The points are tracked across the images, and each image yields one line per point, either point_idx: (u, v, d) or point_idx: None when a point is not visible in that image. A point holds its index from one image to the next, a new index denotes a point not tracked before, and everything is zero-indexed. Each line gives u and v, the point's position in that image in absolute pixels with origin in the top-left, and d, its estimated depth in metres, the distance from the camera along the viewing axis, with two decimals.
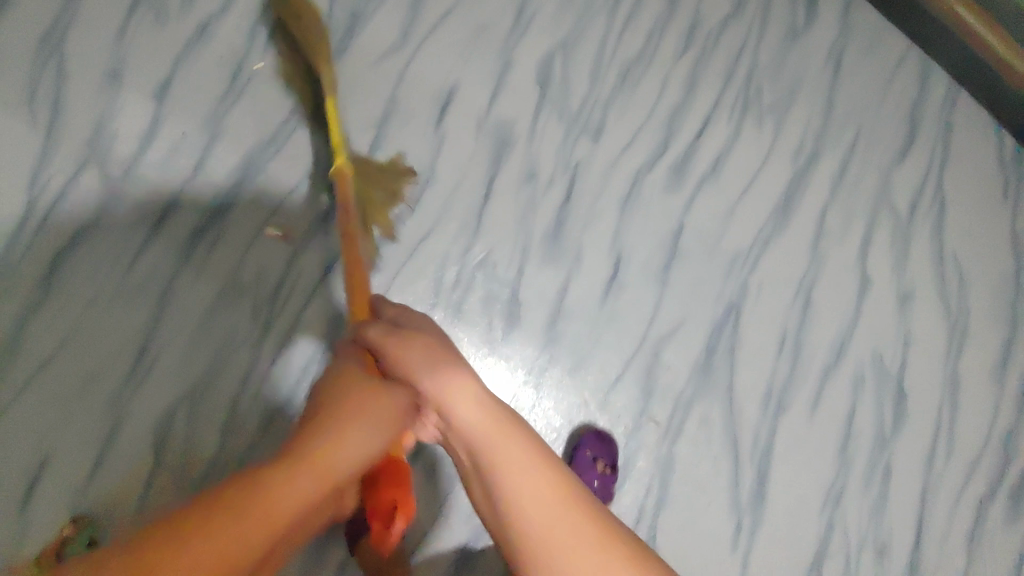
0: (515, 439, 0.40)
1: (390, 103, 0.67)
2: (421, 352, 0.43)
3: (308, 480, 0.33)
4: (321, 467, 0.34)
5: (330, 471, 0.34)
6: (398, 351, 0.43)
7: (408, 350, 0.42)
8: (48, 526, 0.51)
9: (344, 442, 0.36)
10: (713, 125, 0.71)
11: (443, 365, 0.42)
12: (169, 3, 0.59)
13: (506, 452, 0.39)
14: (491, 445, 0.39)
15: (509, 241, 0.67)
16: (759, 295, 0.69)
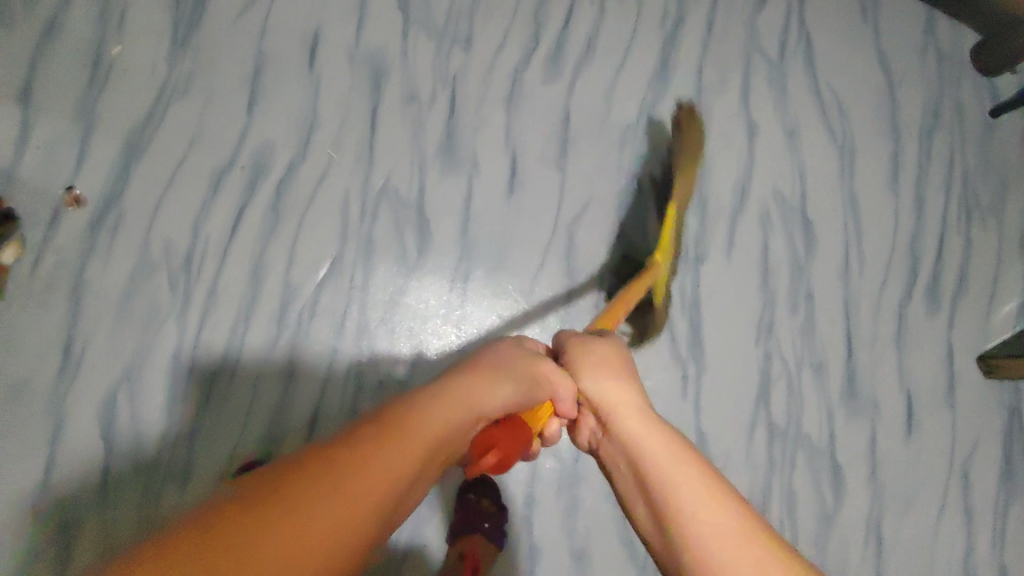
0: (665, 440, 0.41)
1: (260, 59, 0.69)
2: (602, 358, 0.49)
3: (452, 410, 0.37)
4: (464, 398, 0.38)
5: (469, 401, 0.38)
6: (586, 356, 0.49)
7: (590, 352, 0.49)
8: (21, 522, 0.59)
9: (480, 388, 0.40)
10: (578, 11, 0.75)
11: (616, 369, 0.48)
12: (12, 8, 0.67)
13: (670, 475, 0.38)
14: (642, 437, 0.42)
15: (404, 162, 0.69)
16: (656, 161, 0.73)
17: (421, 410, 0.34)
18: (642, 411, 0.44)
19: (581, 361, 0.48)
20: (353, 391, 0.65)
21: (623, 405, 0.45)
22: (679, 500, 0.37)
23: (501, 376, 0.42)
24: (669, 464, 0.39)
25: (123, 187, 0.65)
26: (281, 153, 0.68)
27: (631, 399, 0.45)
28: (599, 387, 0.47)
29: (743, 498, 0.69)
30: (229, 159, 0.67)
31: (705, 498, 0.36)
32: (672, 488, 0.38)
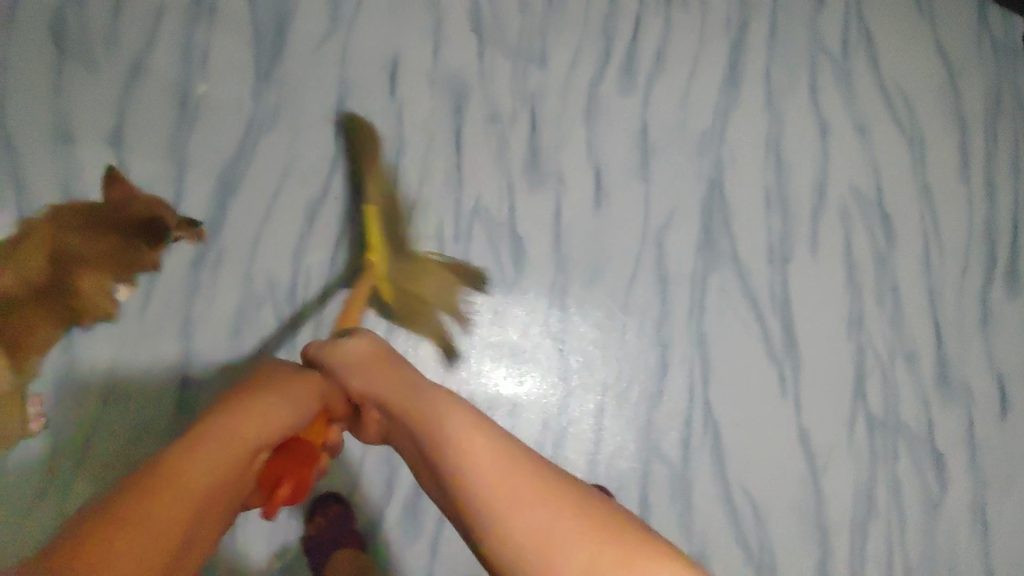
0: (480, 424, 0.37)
1: (343, 89, 0.70)
2: (356, 351, 0.46)
3: (215, 446, 0.35)
4: (226, 435, 0.36)
5: (235, 439, 0.36)
6: (338, 363, 0.45)
7: (342, 351, 0.46)
8: None
9: (253, 417, 0.38)
10: (646, 21, 0.76)
11: (379, 358, 0.45)
12: (95, 53, 0.67)
13: (480, 450, 0.35)
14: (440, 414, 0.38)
15: (493, 181, 0.70)
16: (735, 165, 0.74)
17: (197, 450, 0.34)
18: (417, 387, 0.42)
19: (339, 356, 0.45)
20: None
21: (394, 390, 0.42)
22: (474, 457, 0.35)
23: (294, 398, 0.41)
24: (470, 433, 0.36)
25: (221, 224, 0.66)
26: (372, 180, 0.68)
27: (405, 381, 0.43)
28: (366, 377, 0.44)
29: (851, 492, 0.69)
30: (322, 189, 0.67)
31: (485, 452, 0.35)
32: (460, 453, 0.35)
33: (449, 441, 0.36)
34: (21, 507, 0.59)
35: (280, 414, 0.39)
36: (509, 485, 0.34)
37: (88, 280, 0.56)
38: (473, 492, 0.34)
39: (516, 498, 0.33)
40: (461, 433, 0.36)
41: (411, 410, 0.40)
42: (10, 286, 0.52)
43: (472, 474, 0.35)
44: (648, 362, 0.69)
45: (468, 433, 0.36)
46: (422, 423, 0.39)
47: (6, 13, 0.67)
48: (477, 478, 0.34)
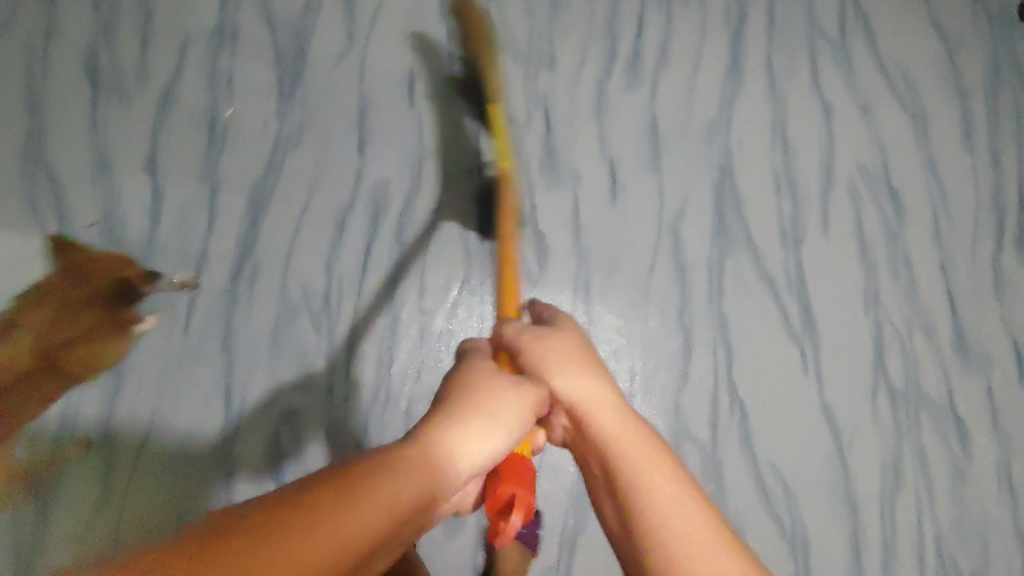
0: (676, 479, 0.39)
1: (362, 103, 0.73)
2: (569, 354, 0.46)
3: (420, 475, 0.33)
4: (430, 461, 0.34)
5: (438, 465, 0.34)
6: (541, 355, 0.46)
7: (542, 347, 0.46)
8: None
9: (464, 438, 0.37)
10: (648, 19, 0.79)
11: (585, 366, 0.45)
12: (128, 85, 0.72)
13: (661, 487, 0.38)
14: (635, 456, 0.40)
15: (512, 183, 0.73)
16: (744, 152, 0.77)
17: (402, 470, 0.33)
18: (625, 413, 0.42)
19: (548, 355, 0.45)
20: None
21: (603, 407, 0.42)
22: (661, 500, 0.38)
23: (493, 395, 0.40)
24: (666, 491, 0.38)
25: (255, 239, 0.69)
26: (396, 189, 0.71)
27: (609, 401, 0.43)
28: (576, 386, 0.43)
29: (877, 462, 0.71)
30: (349, 200, 0.71)
31: (678, 503, 0.38)
32: (658, 496, 0.38)
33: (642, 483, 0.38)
34: (83, 516, 0.61)
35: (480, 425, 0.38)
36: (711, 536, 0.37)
37: None
38: (652, 514, 0.37)
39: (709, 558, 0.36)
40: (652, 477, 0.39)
41: (618, 434, 0.41)
42: None
43: (670, 520, 0.37)
44: (671, 348, 0.71)
45: (643, 484, 0.38)
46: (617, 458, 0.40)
47: (43, 54, 0.72)
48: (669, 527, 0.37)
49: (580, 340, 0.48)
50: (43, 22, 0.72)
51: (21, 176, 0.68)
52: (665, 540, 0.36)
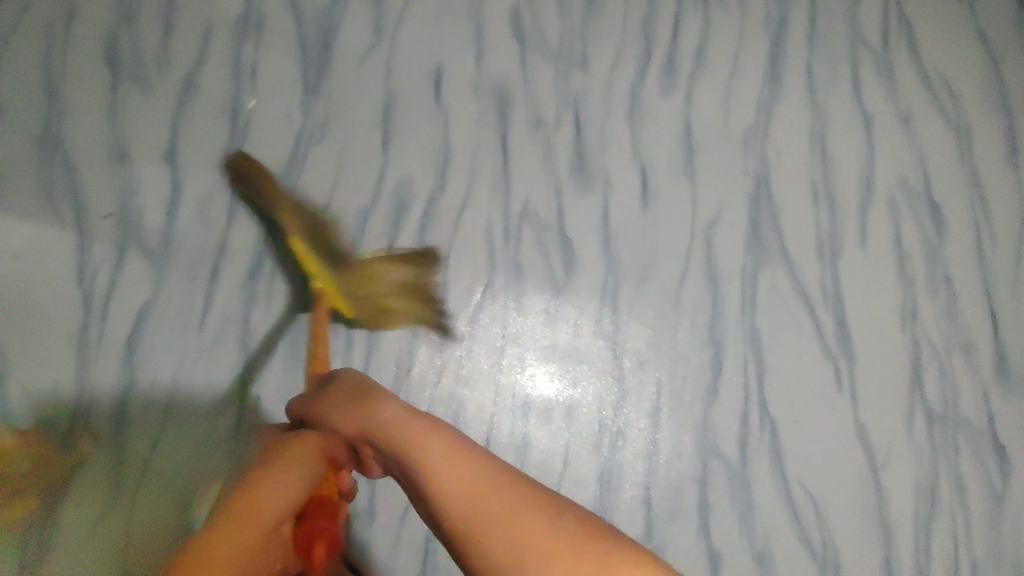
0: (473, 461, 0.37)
1: (388, 98, 0.71)
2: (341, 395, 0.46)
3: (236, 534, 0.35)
4: (254, 508, 0.36)
5: (262, 511, 0.37)
6: (327, 408, 0.45)
7: (325, 401, 0.46)
8: None
9: (264, 490, 0.38)
10: (686, 21, 0.76)
11: (364, 395, 0.44)
12: (149, 73, 0.69)
13: (456, 475, 0.37)
14: (435, 462, 0.38)
15: (541, 185, 0.70)
16: (780, 161, 0.74)
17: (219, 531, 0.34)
18: (404, 416, 0.41)
19: (325, 405, 0.46)
20: (523, 417, 0.65)
21: (385, 422, 0.41)
22: (452, 485, 0.37)
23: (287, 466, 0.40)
24: (458, 476, 0.37)
25: (275, 235, 0.67)
26: (421, 188, 0.69)
27: (391, 412, 0.42)
28: (359, 414, 0.43)
29: (913, 487, 0.68)
30: (372, 197, 0.68)
31: (471, 480, 0.37)
32: (438, 482, 0.37)
33: (432, 476, 0.37)
34: (92, 516, 0.60)
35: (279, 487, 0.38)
36: (485, 496, 0.36)
37: None
38: (444, 505, 0.36)
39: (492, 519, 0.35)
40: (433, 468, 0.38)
41: (404, 436, 0.40)
42: None
43: (452, 501, 0.36)
44: (701, 360, 0.68)
45: (436, 479, 0.37)
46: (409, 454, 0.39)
47: (63, 39, 0.69)
48: (451, 502, 0.36)
49: (349, 380, 0.47)
50: (64, 4, 0.70)
51: (39, 163, 0.67)
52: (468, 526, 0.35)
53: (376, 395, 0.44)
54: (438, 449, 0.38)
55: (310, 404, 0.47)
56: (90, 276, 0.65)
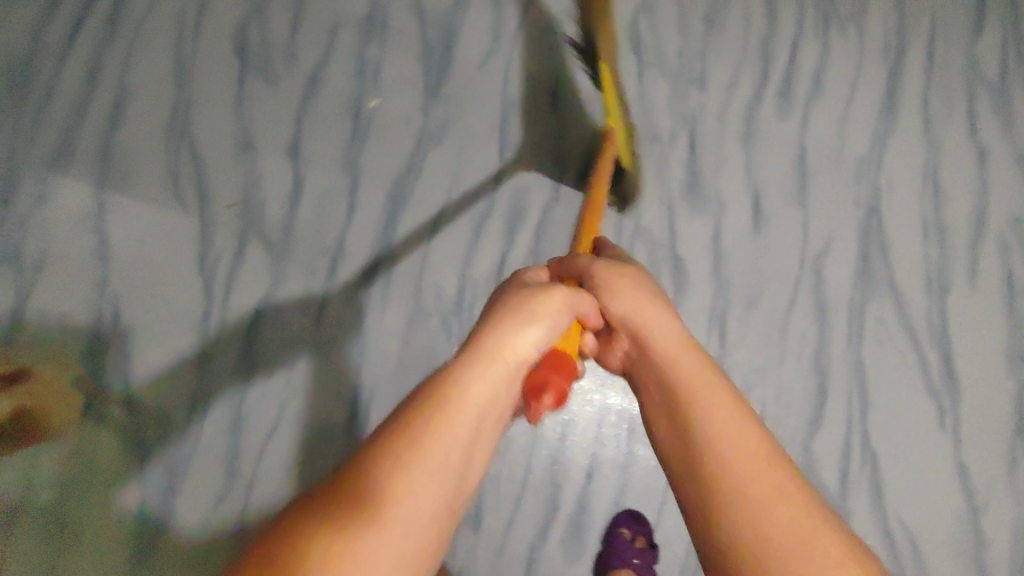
0: (748, 420, 0.33)
1: (507, 104, 0.71)
2: (620, 278, 0.41)
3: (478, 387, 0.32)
4: (501, 357, 0.34)
5: (510, 361, 0.34)
6: (606, 282, 0.41)
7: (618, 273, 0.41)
8: None
9: (518, 341, 0.35)
10: (803, 45, 0.76)
11: (642, 292, 0.40)
12: (275, 66, 0.71)
13: (731, 424, 0.32)
14: (707, 395, 0.33)
15: (654, 203, 0.70)
16: (893, 192, 0.73)
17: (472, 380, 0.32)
18: (689, 341, 0.37)
19: (609, 280, 0.41)
20: (628, 435, 0.66)
21: (662, 334, 0.37)
22: (725, 435, 0.32)
23: (531, 322, 0.36)
24: (730, 423, 0.32)
25: (392, 236, 0.67)
26: (537, 197, 0.69)
27: (674, 329, 0.37)
28: (634, 305, 0.39)
29: (1013, 532, 0.68)
30: (488, 204, 0.69)
31: (741, 433, 0.32)
32: (724, 434, 0.32)
33: (704, 426, 0.32)
34: (199, 508, 0.61)
35: (520, 343, 0.34)
36: (763, 474, 0.31)
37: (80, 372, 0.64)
38: (715, 458, 0.31)
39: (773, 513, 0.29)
40: (715, 421, 0.32)
41: (683, 361, 0.35)
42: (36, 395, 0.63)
43: (732, 471, 0.31)
44: (803, 388, 0.69)
45: (706, 420, 0.33)
46: (682, 390, 0.34)
47: (193, 26, 0.71)
48: (729, 469, 0.31)
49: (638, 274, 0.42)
50: None
51: (165, 147, 0.68)
52: (735, 478, 0.31)
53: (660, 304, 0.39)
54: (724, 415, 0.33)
55: (588, 267, 0.42)
56: (211, 264, 0.66)
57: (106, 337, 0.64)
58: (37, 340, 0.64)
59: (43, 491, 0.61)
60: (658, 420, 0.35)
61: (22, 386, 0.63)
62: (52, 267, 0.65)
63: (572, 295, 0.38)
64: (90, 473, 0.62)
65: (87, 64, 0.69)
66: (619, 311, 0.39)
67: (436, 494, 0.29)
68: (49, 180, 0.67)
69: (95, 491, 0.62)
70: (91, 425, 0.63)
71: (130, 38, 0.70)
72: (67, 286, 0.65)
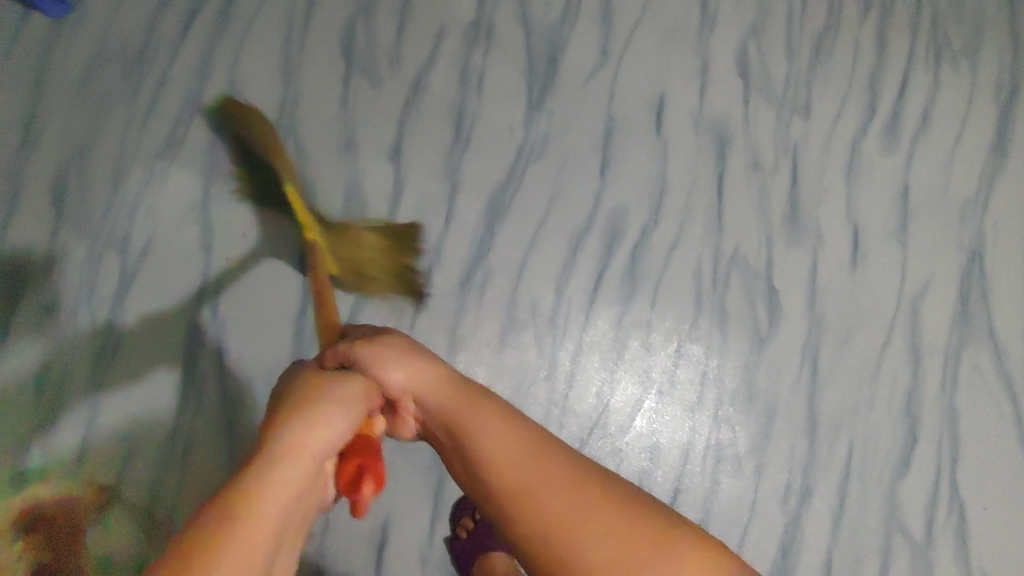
0: (510, 424, 0.45)
1: (610, 121, 0.70)
2: (385, 352, 0.49)
3: (294, 469, 0.37)
4: (305, 447, 0.38)
5: (304, 452, 0.38)
6: (369, 356, 0.48)
7: (372, 354, 0.48)
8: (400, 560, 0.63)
9: (315, 429, 0.40)
10: (914, 79, 0.74)
11: (413, 357, 0.49)
12: (382, 69, 0.71)
13: (491, 437, 0.45)
14: (483, 440, 0.45)
15: (753, 231, 0.69)
16: (997, 236, 0.72)
17: (285, 468, 0.36)
18: (455, 387, 0.48)
19: (376, 349, 0.49)
20: (713, 464, 0.66)
21: (434, 392, 0.48)
22: (488, 443, 0.44)
23: (335, 413, 0.42)
24: (500, 445, 0.44)
25: (488, 248, 0.67)
26: (634, 219, 0.69)
27: (443, 380, 0.49)
28: (399, 378, 0.48)
29: None
30: (586, 221, 0.68)
31: (508, 432, 0.45)
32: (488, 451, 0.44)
33: (497, 447, 0.44)
34: None
35: (325, 426, 0.40)
36: (534, 467, 0.43)
37: (174, 357, 0.66)
38: (490, 458, 0.44)
39: (519, 467, 0.43)
40: (490, 439, 0.45)
41: (459, 412, 0.47)
42: (130, 375, 0.65)
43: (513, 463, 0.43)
44: (894, 431, 0.67)
45: (478, 434, 0.45)
46: (460, 422, 0.46)
47: (302, 24, 0.71)
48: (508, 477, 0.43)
49: (405, 339, 0.51)
50: None
51: None
52: (500, 464, 0.44)
53: (424, 360, 0.50)
54: (504, 438, 0.44)
55: (357, 351, 0.49)
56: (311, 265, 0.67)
57: (205, 328, 0.66)
58: (136, 328, 0.66)
59: (136, 476, 0.63)
60: (456, 450, 0.46)
61: (120, 372, 0.65)
62: (156, 257, 0.67)
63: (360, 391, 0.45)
64: (182, 460, 0.64)
65: (198, 58, 0.70)
66: (393, 381, 0.48)
67: (282, 506, 0.35)
68: (157, 170, 0.68)
69: (188, 479, 0.64)
70: (184, 413, 0.65)
71: (241, 34, 0.71)
72: (169, 276, 0.67)
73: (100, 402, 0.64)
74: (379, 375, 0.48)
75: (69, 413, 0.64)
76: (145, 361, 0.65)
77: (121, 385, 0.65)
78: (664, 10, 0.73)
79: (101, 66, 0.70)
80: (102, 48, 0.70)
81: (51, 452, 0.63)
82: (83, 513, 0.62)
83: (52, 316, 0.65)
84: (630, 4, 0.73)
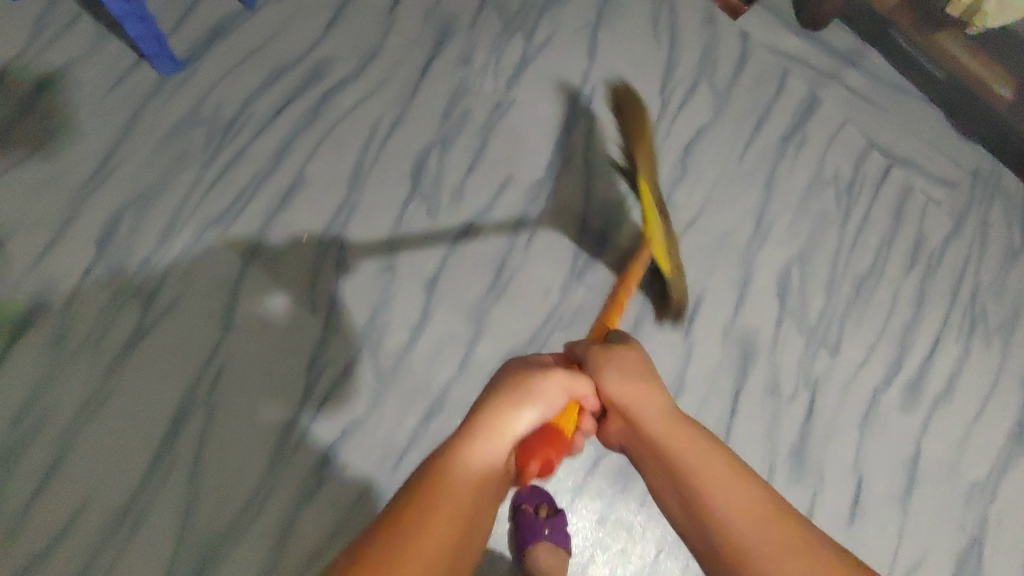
0: (737, 476, 0.43)
1: (643, 309, 0.72)
2: (617, 358, 0.50)
3: (488, 450, 0.42)
4: (492, 435, 0.43)
5: (497, 438, 0.43)
6: (596, 355, 0.51)
7: (603, 355, 0.51)
8: None
9: (517, 411, 0.44)
10: (945, 344, 0.75)
11: (640, 376, 0.50)
12: (441, 201, 0.73)
13: (714, 473, 0.43)
14: (707, 469, 0.43)
15: (756, 458, 0.69)
16: (1000, 526, 0.70)
17: (470, 450, 0.42)
18: (672, 415, 0.47)
19: (604, 358, 0.50)
20: None
21: (656, 410, 0.47)
22: (713, 491, 0.42)
23: (542, 398, 0.45)
24: (723, 475, 0.43)
25: None
26: None
27: (660, 406, 0.48)
28: (626, 389, 0.49)
29: None
30: None
31: (728, 482, 0.42)
32: (699, 471, 0.43)
33: (698, 467, 0.43)
34: None
35: (522, 414, 0.44)
36: (759, 527, 0.40)
37: (156, 427, 0.65)
38: (715, 506, 0.41)
39: (724, 487, 0.42)
40: (722, 503, 0.41)
41: (672, 433, 0.46)
42: (108, 434, 0.64)
43: (731, 512, 0.41)
44: None
45: (706, 482, 0.42)
46: (687, 471, 0.43)
47: (381, 139, 0.75)
48: (723, 495, 0.42)
49: (636, 352, 0.52)
50: (396, 111, 0.76)
51: (317, 245, 0.71)
52: (723, 508, 0.41)
53: (651, 382, 0.50)
54: (718, 466, 0.43)
55: (590, 352, 0.51)
56: (317, 372, 0.68)
57: (194, 405, 0.66)
58: (130, 384, 0.65)
59: (79, 538, 0.61)
60: (670, 484, 0.45)
61: (98, 426, 0.64)
62: (177, 318, 0.68)
63: (573, 378, 0.47)
64: (128, 535, 0.62)
65: (276, 145, 0.74)
66: (613, 393, 0.49)
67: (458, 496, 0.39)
68: (205, 236, 0.70)
69: (126, 557, 0.61)
70: (146, 486, 0.63)
71: (323, 133, 0.74)
72: (180, 341, 0.67)
73: (71, 453, 0.63)
74: (599, 376, 0.50)
75: (36, 454, 0.63)
76: (126, 422, 0.64)
77: (94, 438, 0.64)
78: (720, 215, 0.76)
79: (186, 128, 0.73)
80: (192, 113, 0.74)
81: (5, 492, 0.61)
82: (14, 562, 0.60)
83: (54, 351, 0.65)
84: (690, 201, 0.76)
